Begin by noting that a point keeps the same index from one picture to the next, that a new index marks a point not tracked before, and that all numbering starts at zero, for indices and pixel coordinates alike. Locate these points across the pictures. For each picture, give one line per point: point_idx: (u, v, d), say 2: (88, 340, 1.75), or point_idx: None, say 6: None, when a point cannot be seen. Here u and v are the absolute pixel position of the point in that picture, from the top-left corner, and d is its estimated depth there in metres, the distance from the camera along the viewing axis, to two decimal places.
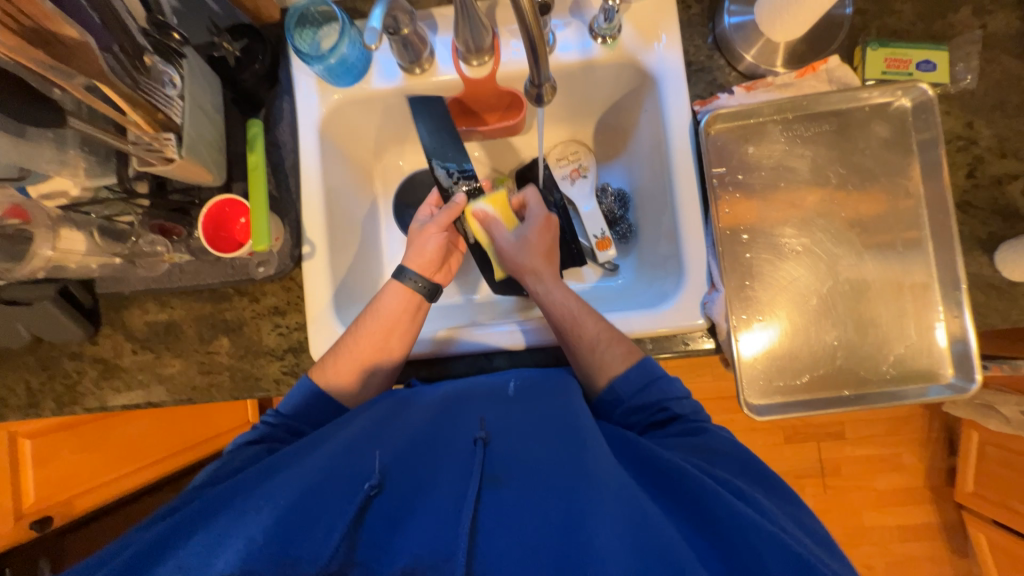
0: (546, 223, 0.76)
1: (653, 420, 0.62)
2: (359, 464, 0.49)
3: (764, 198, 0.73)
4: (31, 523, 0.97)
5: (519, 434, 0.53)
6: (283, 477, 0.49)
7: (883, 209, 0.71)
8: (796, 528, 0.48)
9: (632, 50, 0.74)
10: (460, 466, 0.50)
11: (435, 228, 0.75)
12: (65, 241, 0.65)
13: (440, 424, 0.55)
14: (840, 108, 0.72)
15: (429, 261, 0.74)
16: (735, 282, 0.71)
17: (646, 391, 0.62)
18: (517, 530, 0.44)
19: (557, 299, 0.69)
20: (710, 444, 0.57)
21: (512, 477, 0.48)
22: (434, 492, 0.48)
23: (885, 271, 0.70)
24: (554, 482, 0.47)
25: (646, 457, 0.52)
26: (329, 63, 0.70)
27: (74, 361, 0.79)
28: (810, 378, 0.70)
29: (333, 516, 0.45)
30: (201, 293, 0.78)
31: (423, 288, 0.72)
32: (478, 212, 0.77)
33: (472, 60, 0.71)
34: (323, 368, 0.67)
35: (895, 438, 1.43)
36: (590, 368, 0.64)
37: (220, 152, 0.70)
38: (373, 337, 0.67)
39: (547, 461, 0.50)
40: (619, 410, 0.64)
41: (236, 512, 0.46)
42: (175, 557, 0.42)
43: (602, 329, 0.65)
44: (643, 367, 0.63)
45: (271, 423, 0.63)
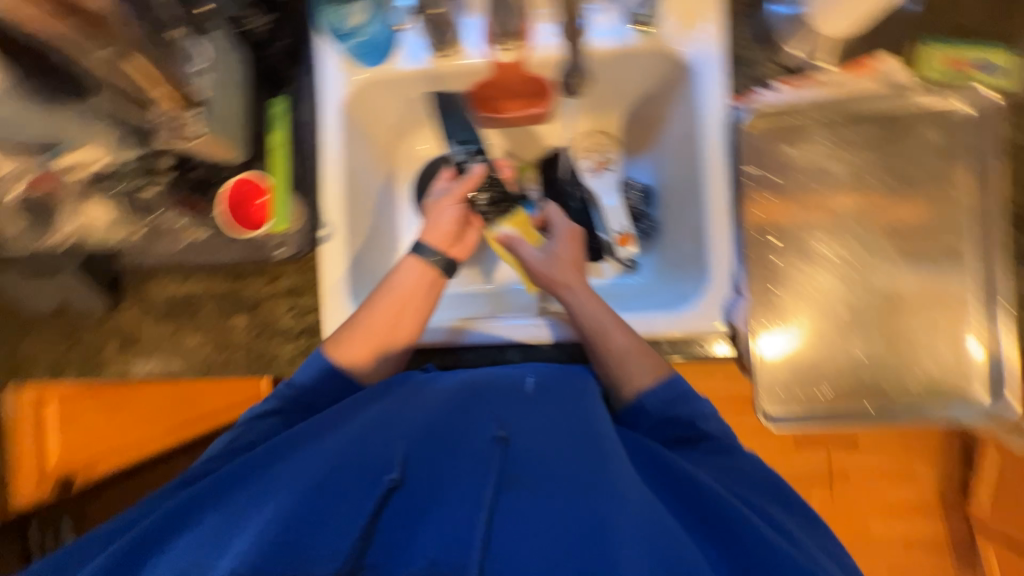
0: (571, 237, 0.77)
1: (679, 438, 0.59)
2: (377, 455, 0.48)
3: (799, 201, 0.69)
4: (56, 482, 1.03)
5: (540, 434, 0.50)
6: (301, 461, 0.48)
7: (926, 219, 0.68)
8: (820, 556, 0.47)
9: (668, 40, 0.72)
10: (479, 464, 0.47)
11: (449, 199, 0.76)
12: (89, 215, 0.69)
13: (461, 415, 0.52)
14: (888, 109, 0.68)
15: (443, 234, 0.73)
16: (764, 288, 0.68)
17: (675, 406, 0.60)
18: (532, 538, 0.43)
19: (587, 310, 0.68)
20: (736, 464, 0.56)
21: (532, 483, 0.46)
22: (451, 491, 0.46)
23: (922, 285, 0.67)
24: (575, 493, 0.45)
25: (669, 471, 0.51)
26: (356, 42, 0.69)
27: (95, 330, 0.80)
28: (833, 391, 0.67)
29: (350, 507, 0.45)
30: (220, 270, 0.78)
31: (440, 263, 0.71)
32: (503, 234, 0.79)
33: (504, 44, 0.70)
34: (335, 344, 0.64)
35: (910, 451, 1.40)
36: (616, 378, 0.63)
37: (242, 130, 0.70)
38: (387, 311, 0.66)
39: (570, 471, 0.47)
40: (644, 424, 0.60)
41: (257, 492, 0.47)
42: (204, 524, 0.45)
43: (631, 343, 0.65)
44: (669, 383, 0.61)
45: (284, 397, 0.61)
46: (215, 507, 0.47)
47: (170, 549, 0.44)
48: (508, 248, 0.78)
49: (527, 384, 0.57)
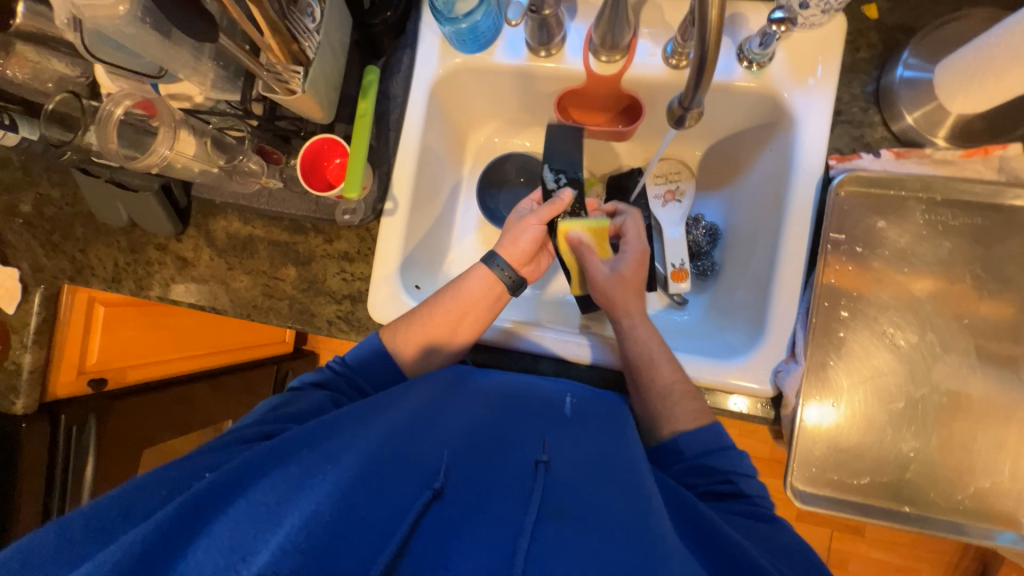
0: (641, 259, 0.73)
1: (712, 489, 0.59)
2: (420, 459, 0.48)
3: (881, 278, 0.65)
4: (89, 380, 1.03)
5: (580, 466, 0.49)
6: (345, 448, 0.49)
7: (1014, 326, 0.63)
8: None
9: (778, 83, 0.68)
10: (520, 487, 0.46)
11: (533, 221, 0.73)
12: (180, 143, 0.67)
13: (502, 434, 0.52)
14: (1001, 203, 0.63)
15: (519, 252, 0.72)
16: (822, 362, 0.65)
17: (712, 457, 0.60)
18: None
19: (638, 338, 0.67)
20: (779, 535, 0.53)
21: (578, 516, 0.43)
22: (492, 508, 0.44)
23: (993, 394, 0.62)
24: (622, 534, 0.41)
25: (709, 533, 0.48)
26: (459, 27, 0.68)
27: (157, 252, 0.84)
28: (871, 482, 0.63)
29: (391, 510, 0.43)
30: (282, 221, 0.81)
31: (509, 280, 0.71)
32: (573, 238, 0.73)
33: (601, 56, 0.70)
34: (394, 330, 0.68)
35: (921, 554, 1.32)
36: (658, 415, 0.63)
37: (334, 92, 0.71)
38: (448, 312, 0.67)
39: (613, 509, 0.44)
40: (677, 465, 0.62)
41: (302, 476, 0.46)
42: (243, 508, 0.43)
43: (677, 380, 0.64)
44: (712, 431, 0.62)
45: (336, 370, 0.67)
46: (259, 486, 0.45)
47: (209, 530, 0.41)
48: (574, 254, 0.74)
49: (566, 407, 0.58)
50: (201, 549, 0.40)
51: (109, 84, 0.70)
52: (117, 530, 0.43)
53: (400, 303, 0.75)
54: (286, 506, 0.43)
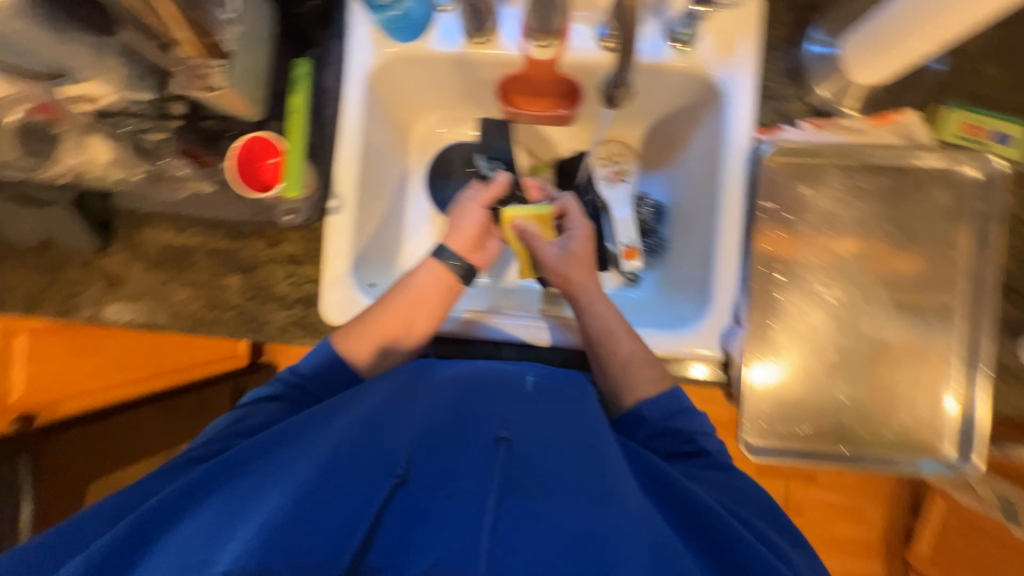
0: (587, 236, 0.76)
1: (678, 449, 0.62)
2: (380, 449, 0.47)
3: (808, 241, 0.71)
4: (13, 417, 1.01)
5: (542, 440, 0.50)
6: (302, 448, 0.48)
7: (921, 275, 0.70)
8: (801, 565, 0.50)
9: (705, 62, 0.71)
10: (483, 467, 0.46)
11: (473, 206, 0.75)
12: (90, 150, 0.66)
13: (462, 414, 0.52)
14: (904, 164, 0.69)
15: (466, 240, 0.73)
16: (763, 322, 0.69)
17: (677, 419, 0.62)
18: (543, 552, 0.40)
19: (597, 312, 0.69)
20: (735, 482, 0.59)
21: (539, 490, 0.45)
22: (456, 492, 0.45)
23: (909, 338, 0.69)
24: (580, 504, 0.44)
25: (670, 490, 0.52)
26: (390, 14, 0.68)
27: (80, 271, 0.77)
28: (811, 430, 0.69)
29: (351, 503, 0.43)
30: (219, 228, 0.76)
31: (458, 269, 0.71)
32: (518, 224, 0.76)
33: (538, 42, 0.67)
34: (345, 335, 0.66)
35: (864, 492, 1.45)
36: (620, 385, 0.65)
37: (262, 87, 0.67)
38: (398, 309, 0.67)
39: (573, 479, 0.46)
40: (642, 431, 0.63)
41: (258, 481, 0.46)
42: (198, 518, 0.43)
43: (636, 349, 0.66)
44: (672, 395, 0.64)
45: (290, 382, 0.63)
46: (213, 496, 0.45)
47: (161, 546, 0.41)
48: (522, 241, 0.76)
49: (529, 384, 0.58)
50: (153, 566, 0.39)
51: None
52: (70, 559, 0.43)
53: (355, 302, 0.73)
54: (244, 509, 0.43)
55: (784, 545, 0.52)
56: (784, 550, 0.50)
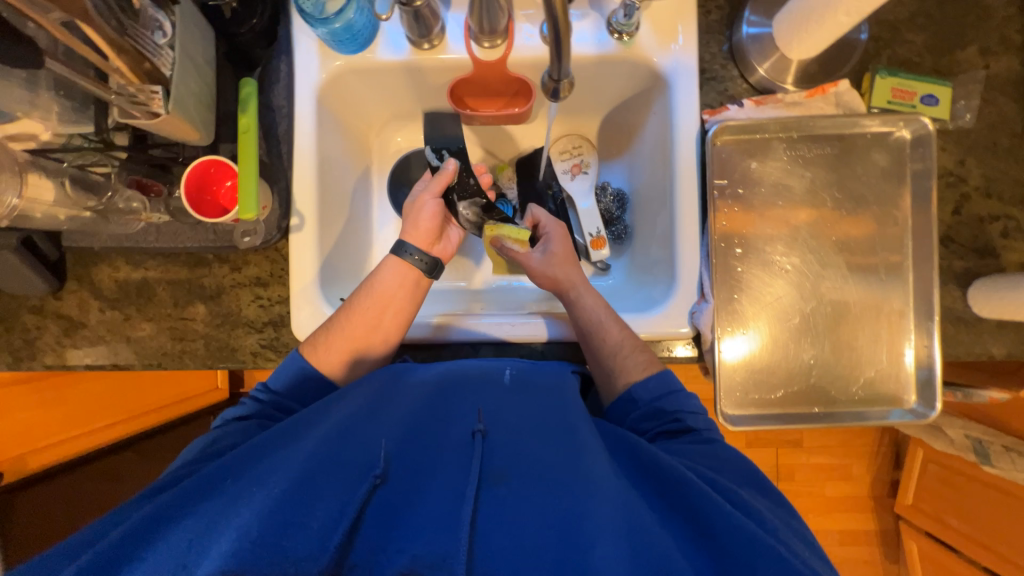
0: (563, 232, 0.78)
1: (665, 429, 0.62)
2: (359, 451, 0.48)
3: (761, 214, 0.74)
4: None
5: (515, 430, 0.52)
6: (278, 459, 0.48)
7: (870, 235, 0.73)
8: (799, 544, 0.49)
9: (647, 50, 0.73)
10: (460, 458, 0.49)
11: (428, 197, 0.75)
12: (32, 189, 0.59)
13: (436, 411, 0.54)
14: (842, 132, 0.73)
15: (425, 235, 0.73)
16: (729, 297, 0.72)
17: (662, 401, 0.64)
18: (519, 533, 0.43)
19: (586, 305, 0.70)
20: (717, 451, 0.59)
21: (514, 477, 0.47)
22: (434, 486, 0.47)
23: (865, 296, 0.73)
24: (554, 486, 0.47)
25: (648, 465, 0.52)
26: (333, 27, 0.66)
27: (33, 315, 0.74)
28: (784, 393, 0.72)
29: (330, 505, 0.44)
30: (178, 257, 0.74)
31: (422, 262, 0.71)
32: (497, 240, 0.77)
33: (483, 42, 0.69)
34: (314, 346, 0.65)
35: (848, 450, 1.51)
36: (611, 374, 0.66)
37: (209, 110, 0.66)
38: (366, 312, 0.66)
39: (546, 463, 0.49)
40: (633, 415, 0.65)
41: (230, 497, 0.45)
42: (169, 539, 0.41)
43: (626, 337, 0.67)
44: (661, 377, 0.65)
45: (262, 400, 0.63)
46: (182, 517, 0.43)
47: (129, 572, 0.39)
48: (503, 252, 0.78)
49: (506, 375, 0.59)
50: None
51: None
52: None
53: (325, 318, 0.73)
54: (219, 523, 0.42)
55: (762, 506, 0.52)
56: (764, 516, 0.50)
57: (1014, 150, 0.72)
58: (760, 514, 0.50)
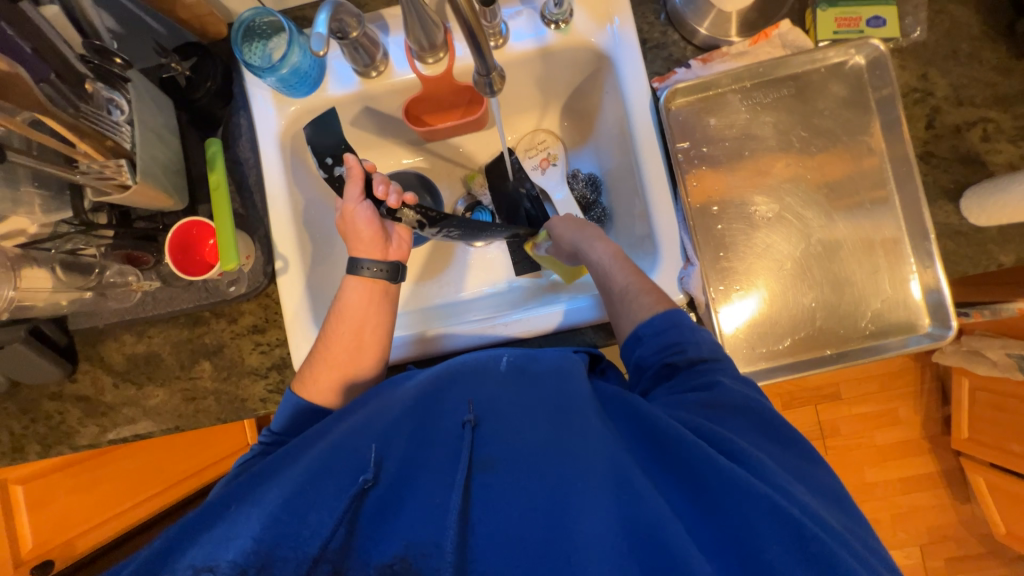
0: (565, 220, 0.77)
1: (667, 362, 0.57)
2: (350, 458, 0.48)
3: (730, 168, 0.73)
4: (31, 570, 0.94)
5: (507, 412, 0.51)
6: (274, 481, 0.49)
7: (847, 168, 0.72)
8: (803, 490, 0.47)
9: (585, 33, 0.74)
10: (450, 450, 0.49)
11: (355, 205, 0.72)
12: (27, 280, 0.64)
13: (428, 406, 0.52)
14: (796, 71, 0.72)
15: (372, 244, 0.72)
16: (716, 256, 0.72)
17: (667, 335, 0.58)
18: (507, 514, 0.44)
19: (595, 253, 0.70)
20: (719, 398, 0.52)
21: (503, 461, 0.47)
22: (425, 479, 0.47)
23: (855, 229, 0.71)
24: (543, 466, 0.46)
25: (649, 431, 0.49)
26: (281, 74, 0.69)
27: (54, 401, 0.77)
28: (792, 341, 0.70)
29: (321, 513, 0.44)
30: (177, 319, 0.77)
31: (383, 272, 0.71)
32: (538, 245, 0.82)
33: (427, 59, 0.71)
34: (303, 382, 0.66)
35: (889, 393, 1.45)
36: (620, 316, 0.64)
37: (179, 175, 0.70)
38: (343, 339, 0.67)
39: (537, 445, 0.48)
40: (636, 352, 0.60)
41: (226, 522, 0.45)
42: (176, 565, 0.42)
43: (633, 280, 0.65)
44: (669, 315, 0.59)
45: (266, 441, 0.62)
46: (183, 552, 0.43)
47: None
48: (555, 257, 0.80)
49: (502, 362, 0.57)
50: None
51: None
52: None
53: None
54: (217, 541, 0.43)
55: (774, 463, 0.48)
56: (771, 469, 0.46)
57: (977, 53, 0.70)
58: (767, 471, 0.46)
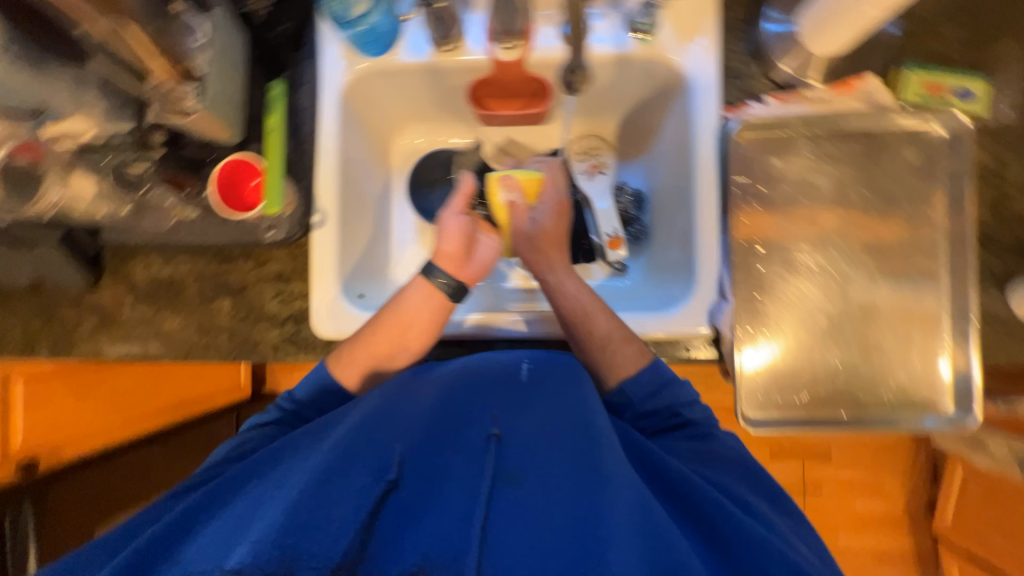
0: (560, 208, 0.76)
1: (667, 424, 0.61)
2: (374, 454, 0.48)
3: (784, 212, 0.71)
4: (18, 467, 0.96)
5: (530, 428, 0.51)
6: (295, 464, 0.49)
7: (901, 234, 0.70)
8: (798, 540, 0.50)
9: (667, 49, 0.73)
10: (474, 461, 0.48)
11: (450, 214, 0.72)
12: (76, 184, 0.65)
13: (451, 414, 0.53)
14: (871, 128, 0.70)
15: (452, 258, 0.70)
16: (751, 296, 0.69)
17: (658, 397, 0.61)
18: (531, 532, 0.43)
19: (567, 291, 0.69)
20: (714, 449, 0.58)
21: (528, 478, 0.47)
22: (447, 489, 0.47)
23: (896, 299, 0.70)
24: (567, 488, 0.46)
25: (651, 464, 0.52)
26: (357, 31, 0.70)
27: (72, 308, 0.78)
28: (809, 396, 0.69)
29: (343, 508, 0.43)
30: (208, 251, 0.78)
31: (446, 287, 0.68)
32: (506, 181, 0.76)
33: (504, 44, 0.69)
34: (338, 357, 0.66)
35: (879, 466, 1.44)
36: (599, 364, 0.64)
37: (238, 111, 0.69)
38: (389, 330, 0.66)
39: (562, 466, 0.47)
40: (629, 412, 0.62)
41: (251, 500, 0.46)
42: (195, 540, 0.44)
43: (614, 328, 0.65)
44: (655, 371, 0.62)
45: (287, 408, 0.63)
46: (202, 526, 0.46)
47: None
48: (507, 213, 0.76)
49: (522, 371, 0.59)
50: None
51: None
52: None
53: (344, 311, 0.74)
54: (239, 524, 0.43)
55: (771, 513, 0.52)
56: (773, 520, 0.50)
57: None
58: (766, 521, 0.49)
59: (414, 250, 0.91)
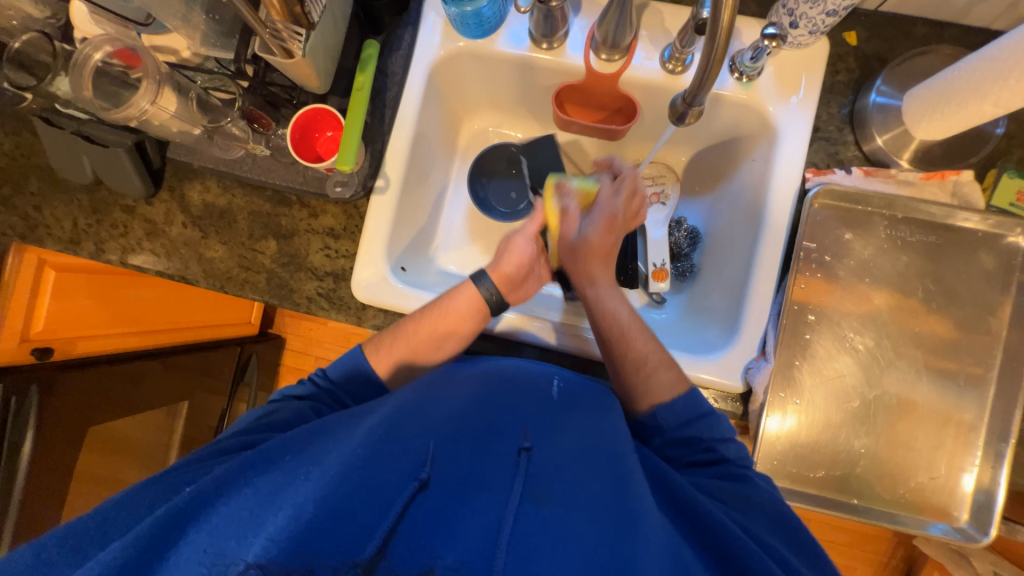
0: (610, 222, 0.73)
1: (695, 458, 0.60)
2: (406, 450, 0.49)
3: (844, 287, 0.70)
4: (33, 349, 0.93)
5: (560, 450, 0.52)
6: (330, 445, 0.50)
7: (956, 336, 0.69)
8: None
9: (765, 97, 0.72)
10: (504, 472, 0.48)
11: (523, 237, 0.74)
12: (164, 100, 0.63)
13: (484, 421, 0.54)
14: (952, 223, 0.69)
15: (507, 275, 0.71)
16: (790, 363, 0.69)
17: (692, 428, 0.61)
18: (562, 554, 0.42)
19: (608, 310, 0.69)
20: (748, 493, 0.55)
21: (557, 497, 0.46)
22: (477, 494, 0.47)
23: (936, 400, 0.68)
24: (597, 515, 0.45)
25: (685, 504, 0.51)
26: (464, 10, 0.67)
27: (124, 214, 0.79)
28: (825, 475, 0.68)
29: (374, 500, 0.45)
30: (265, 192, 0.78)
31: (493, 299, 0.68)
32: (561, 187, 0.77)
33: (603, 53, 0.71)
34: (377, 344, 0.68)
35: (854, 552, 1.42)
36: (635, 390, 0.64)
37: (332, 63, 0.70)
38: (434, 319, 0.67)
39: (590, 494, 0.47)
40: (658, 439, 0.63)
41: (284, 476, 0.47)
42: (225, 506, 0.44)
43: (654, 352, 0.66)
44: (692, 401, 0.62)
45: (320, 385, 0.66)
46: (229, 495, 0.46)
47: (174, 555, 0.41)
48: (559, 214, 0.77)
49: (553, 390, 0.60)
50: (187, 557, 0.41)
51: (89, 28, 0.66)
52: (93, 546, 0.44)
53: (386, 281, 0.74)
54: (273, 498, 0.44)
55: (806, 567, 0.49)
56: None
57: None
58: None
59: (458, 230, 0.91)
